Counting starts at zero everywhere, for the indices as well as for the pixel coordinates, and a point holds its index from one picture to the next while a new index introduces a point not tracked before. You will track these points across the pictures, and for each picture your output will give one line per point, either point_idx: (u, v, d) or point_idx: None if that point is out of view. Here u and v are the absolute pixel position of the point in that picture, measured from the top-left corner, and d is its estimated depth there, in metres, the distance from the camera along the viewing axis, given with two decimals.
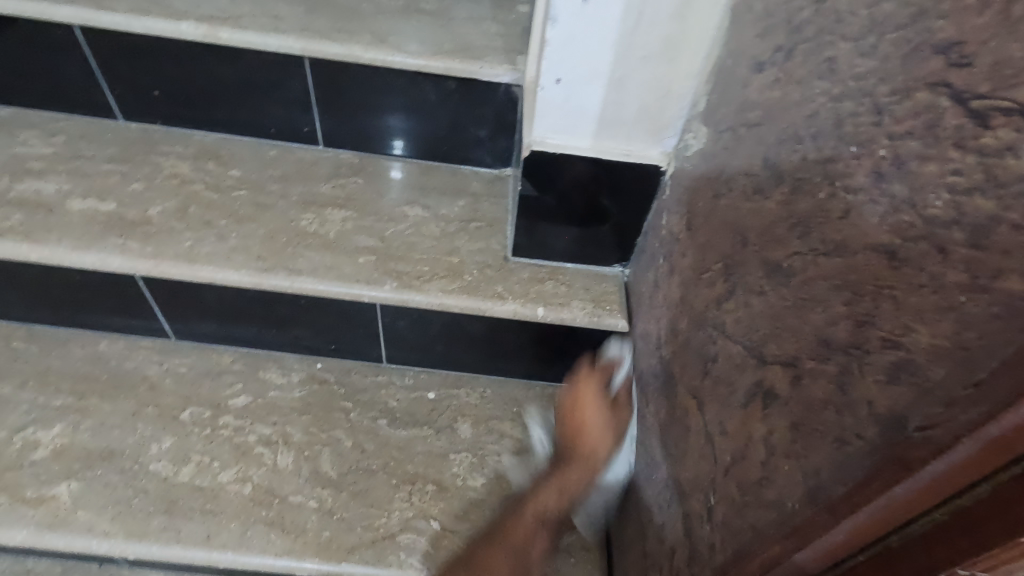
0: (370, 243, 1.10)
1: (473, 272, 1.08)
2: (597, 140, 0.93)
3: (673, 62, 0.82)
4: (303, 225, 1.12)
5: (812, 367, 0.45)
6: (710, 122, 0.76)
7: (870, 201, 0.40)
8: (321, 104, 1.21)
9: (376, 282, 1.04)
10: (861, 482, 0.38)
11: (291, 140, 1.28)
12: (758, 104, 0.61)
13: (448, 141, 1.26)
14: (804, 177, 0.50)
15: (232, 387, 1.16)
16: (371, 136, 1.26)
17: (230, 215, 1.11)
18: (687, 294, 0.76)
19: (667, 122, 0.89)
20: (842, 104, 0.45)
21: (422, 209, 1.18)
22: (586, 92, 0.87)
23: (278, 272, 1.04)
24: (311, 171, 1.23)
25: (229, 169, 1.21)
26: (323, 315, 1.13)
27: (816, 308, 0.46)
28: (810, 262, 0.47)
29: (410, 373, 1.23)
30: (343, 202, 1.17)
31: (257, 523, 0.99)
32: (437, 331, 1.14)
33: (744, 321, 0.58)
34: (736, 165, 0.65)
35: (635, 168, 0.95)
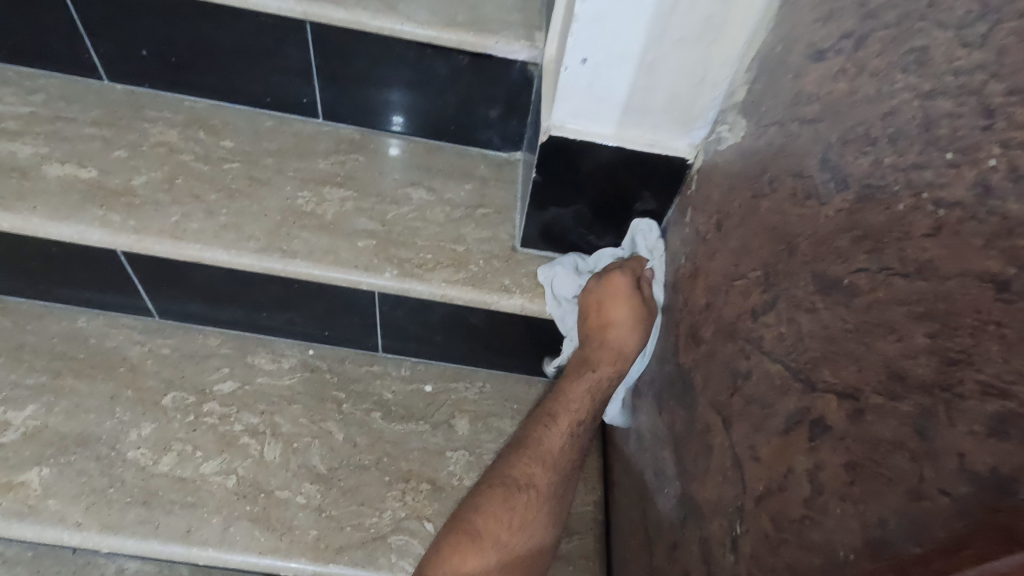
0: (371, 227, 1.03)
1: (479, 262, 1.02)
2: (622, 128, 0.86)
3: (712, 46, 0.76)
4: (300, 204, 1.04)
5: (879, 402, 0.40)
6: (751, 114, 0.69)
7: (972, 218, 0.35)
8: (323, 74, 1.13)
9: (375, 268, 0.98)
10: (945, 547, 0.33)
11: (289, 111, 1.20)
12: (815, 97, 0.55)
13: (456, 120, 1.18)
14: (876, 184, 0.44)
15: (218, 371, 1.10)
16: (375, 111, 1.18)
17: (221, 189, 1.04)
18: (715, 301, 0.70)
19: (698, 112, 0.83)
20: (934, 102, 0.39)
21: (426, 192, 1.11)
22: (614, 75, 0.80)
23: (271, 254, 0.97)
24: (309, 145, 1.16)
25: (221, 139, 1.13)
26: (317, 300, 1.06)
27: (888, 336, 0.40)
28: (882, 282, 0.41)
29: (406, 364, 1.17)
30: (342, 181, 1.10)
31: (241, 518, 0.93)
32: (438, 322, 1.08)
33: (787, 339, 0.53)
34: (783, 164, 0.59)
35: (659, 160, 0.89)
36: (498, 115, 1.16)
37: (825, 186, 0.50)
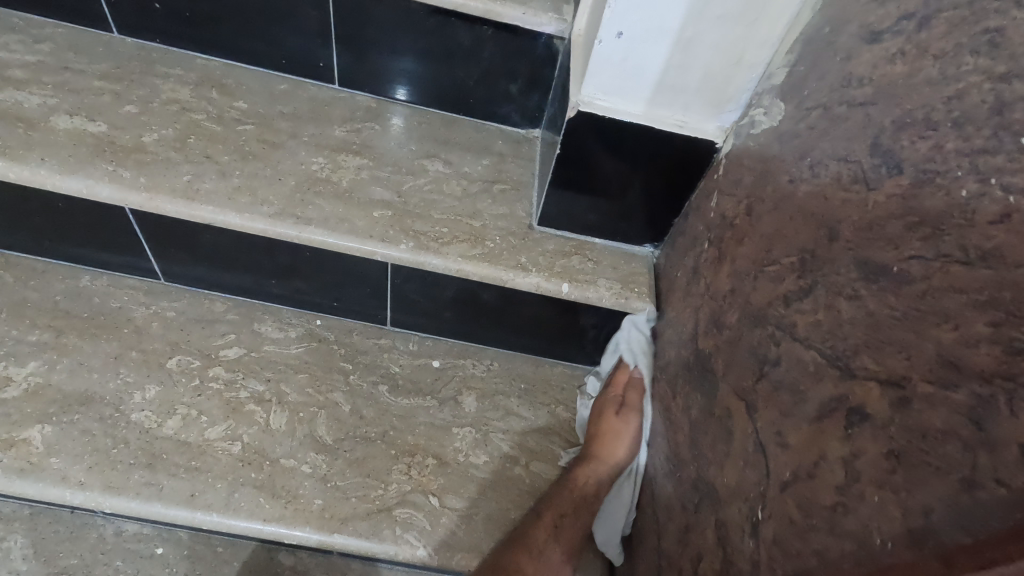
0: (386, 197, 1.01)
1: (495, 239, 1.00)
2: (651, 106, 0.84)
3: (752, 26, 0.74)
4: (315, 169, 1.02)
5: (928, 391, 0.39)
6: (791, 96, 0.68)
7: None
8: (342, 37, 1.10)
9: (391, 240, 0.96)
10: (1001, 536, 0.32)
11: (304, 75, 1.17)
12: (867, 79, 0.53)
13: (476, 92, 1.16)
14: (936, 169, 0.43)
15: (224, 337, 1.08)
16: (393, 79, 1.15)
17: (234, 151, 1.01)
18: (741, 286, 0.70)
19: (731, 94, 0.81)
20: (1008, 85, 0.38)
21: (443, 164, 1.09)
22: (649, 50, 0.78)
23: (285, 219, 0.95)
24: (324, 111, 1.13)
25: (234, 99, 1.10)
26: (329, 269, 1.05)
27: (942, 325, 0.39)
28: (938, 269, 0.40)
29: (414, 339, 1.16)
30: (358, 149, 1.08)
31: (246, 485, 0.92)
32: (450, 298, 1.07)
33: (825, 326, 0.52)
34: (825, 148, 0.58)
35: (687, 142, 0.87)
36: (519, 90, 1.14)
37: (875, 171, 0.49)
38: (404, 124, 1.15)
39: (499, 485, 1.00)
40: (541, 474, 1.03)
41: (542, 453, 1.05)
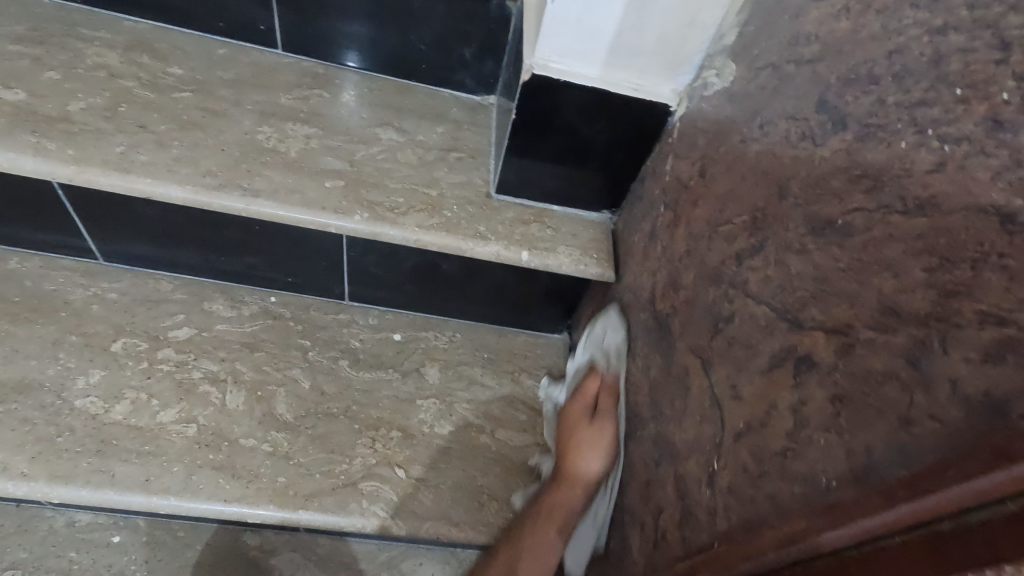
0: (338, 167, 0.98)
1: (453, 208, 0.99)
2: (607, 69, 0.84)
3: None
4: (260, 139, 0.97)
5: (870, 336, 0.41)
6: (743, 56, 0.68)
7: (981, 152, 0.35)
8: None
9: (345, 211, 0.93)
10: (935, 466, 0.35)
11: (244, 39, 1.10)
12: (814, 37, 0.54)
13: (429, 58, 1.12)
14: (878, 123, 0.44)
15: (172, 318, 1.04)
16: (340, 43, 1.10)
17: (172, 119, 0.95)
18: (697, 248, 0.71)
19: (686, 56, 0.81)
20: (946, 38, 0.39)
21: (397, 133, 1.06)
22: (602, 10, 0.77)
23: (231, 191, 0.90)
24: (268, 77, 1.07)
25: (168, 64, 1.03)
26: (281, 243, 1.01)
27: (883, 273, 0.41)
28: (879, 220, 0.42)
29: (375, 313, 1.14)
30: (306, 117, 1.03)
31: (204, 467, 0.90)
32: (409, 269, 1.05)
33: (775, 281, 0.53)
34: (776, 107, 0.58)
35: (642, 105, 0.86)
36: (473, 55, 1.11)
37: (821, 127, 0.50)
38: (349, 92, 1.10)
39: (465, 454, 1.01)
40: (505, 440, 1.04)
41: (507, 421, 1.06)
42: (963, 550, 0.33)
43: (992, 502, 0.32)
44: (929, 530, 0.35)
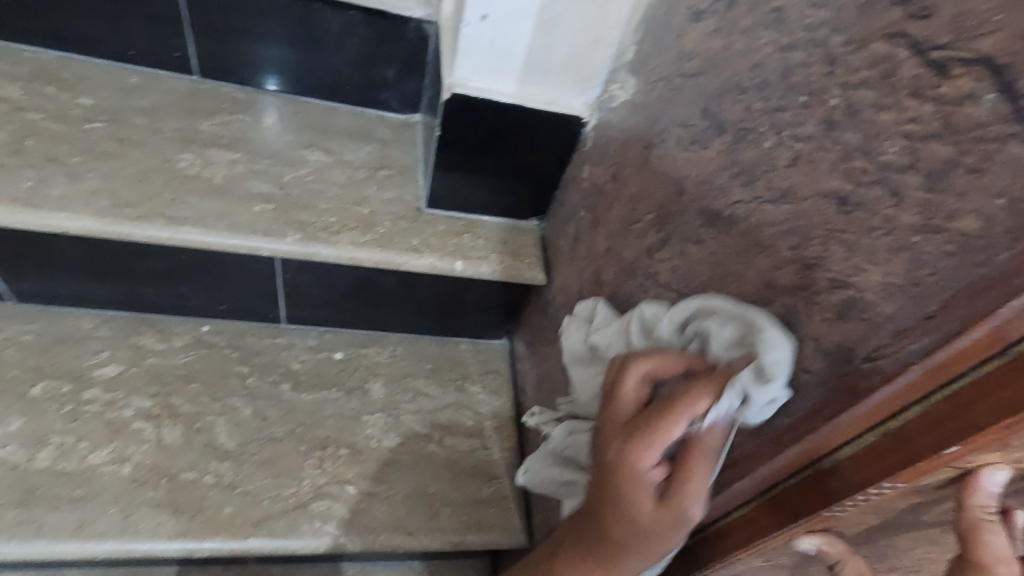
0: (266, 190, 0.98)
1: (386, 224, 1.01)
2: (522, 86, 0.89)
3: (602, 8, 0.81)
4: (182, 166, 0.96)
5: (756, 309, 0.48)
6: (640, 72, 0.75)
7: (821, 148, 0.42)
8: (197, 24, 1.03)
9: (276, 234, 0.93)
10: (809, 411, 0.41)
11: (158, 66, 1.08)
12: (696, 53, 0.61)
13: (351, 80, 1.14)
14: (748, 127, 0.51)
15: (97, 356, 1.00)
16: (260, 67, 1.11)
17: (85, 151, 0.93)
18: (616, 246, 0.77)
19: (593, 71, 0.88)
20: (791, 54, 0.46)
21: (324, 154, 1.07)
22: (513, 32, 0.83)
23: (154, 221, 0.89)
24: (186, 104, 1.06)
25: (77, 95, 1.00)
26: (211, 270, 0.99)
27: (761, 254, 0.48)
28: (755, 210, 0.49)
29: (314, 334, 1.14)
30: (229, 142, 1.03)
31: (142, 506, 0.87)
32: (346, 287, 1.06)
33: (680, 270, 0.60)
34: (670, 115, 0.65)
35: (558, 118, 0.93)
36: (395, 75, 1.14)
37: (706, 132, 0.57)
38: (269, 117, 1.10)
39: (415, 464, 1.03)
40: (454, 447, 1.06)
41: (454, 428, 1.09)
42: (844, 480, 0.40)
43: (856, 436, 0.39)
44: (820, 467, 0.42)
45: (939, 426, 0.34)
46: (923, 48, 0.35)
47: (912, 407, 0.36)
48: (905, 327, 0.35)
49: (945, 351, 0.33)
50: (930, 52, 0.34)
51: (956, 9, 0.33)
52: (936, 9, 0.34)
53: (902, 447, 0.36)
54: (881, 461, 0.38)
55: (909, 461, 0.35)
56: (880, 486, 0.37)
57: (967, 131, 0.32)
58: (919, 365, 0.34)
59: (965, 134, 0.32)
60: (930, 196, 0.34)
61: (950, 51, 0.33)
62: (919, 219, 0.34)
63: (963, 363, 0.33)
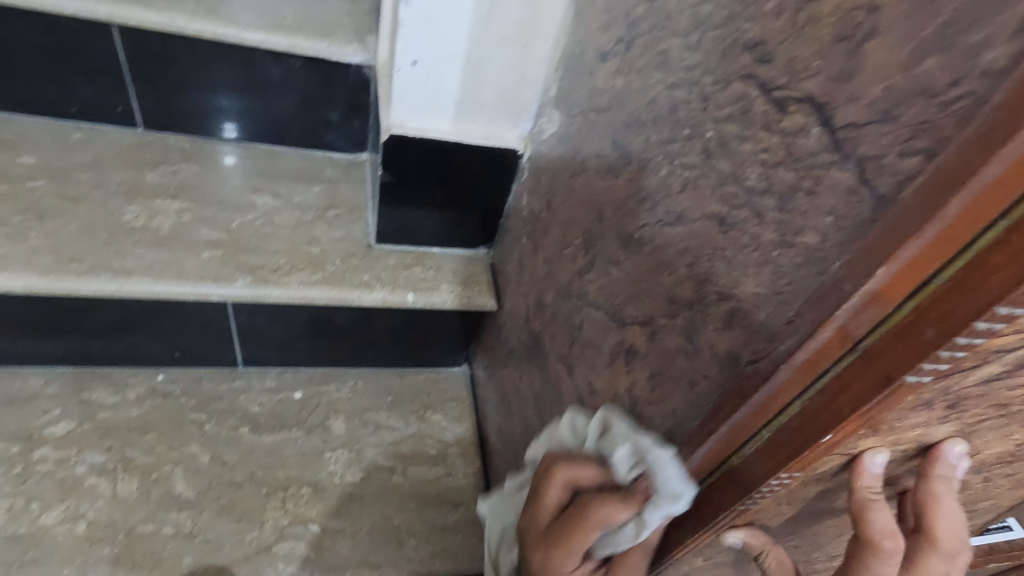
0: (214, 237, 1.00)
1: (336, 262, 1.03)
2: (458, 123, 0.94)
3: (526, 48, 0.86)
4: (128, 219, 0.97)
5: (665, 322, 0.52)
6: (563, 107, 0.81)
7: (702, 176, 0.47)
8: (138, 80, 1.05)
9: (225, 279, 0.95)
10: (710, 413, 0.46)
11: (100, 121, 1.10)
12: (605, 90, 0.67)
13: (297, 124, 1.17)
14: (648, 157, 0.56)
15: (47, 414, 0.99)
16: (205, 117, 1.13)
17: (26, 209, 0.93)
18: (552, 269, 0.81)
19: (523, 106, 0.93)
20: (676, 92, 0.52)
21: (272, 197, 1.10)
22: (443, 74, 0.87)
23: (100, 274, 0.89)
24: (130, 157, 1.07)
25: (17, 154, 1.01)
26: (162, 319, 1.00)
27: (665, 271, 0.52)
28: (658, 231, 0.53)
29: (272, 375, 1.15)
30: (176, 192, 1.04)
31: (98, 563, 0.86)
32: (301, 326, 1.08)
33: (605, 289, 0.64)
34: (589, 147, 0.70)
35: (495, 151, 0.98)
36: (339, 117, 1.17)
37: (617, 162, 0.62)
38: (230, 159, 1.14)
39: (379, 497, 1.03)
40: (418, 476, 1.08)
41: (417, 457, 1.10)
42: (749, 473, 0.44)
43: (753, 435, 0.43)
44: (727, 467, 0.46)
45: (815, 419, 0.38)
46: (768, 88, 0.40)
47: (792, 404, 0.40)
48: (775, 330, 0.40)
49: (807, 350, 0.37)
50: (773, 92, 0.39)
51: (789, 55, 0.38)
52: (775, 55, 0.40)
53: (790, 441, 0.40)
54: (776, 456, 0.41)
55: (796, 452, 0.39)
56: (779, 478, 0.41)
57: (803, 160, 0.37)
58: (787, 364, 0.39)
59: (802, 162, 0.37)
60: (783, 215, 0.38)
61: (787, 91, 0.38)
62: (776, 236, 0.39)
63: (822, 360, 0.37)
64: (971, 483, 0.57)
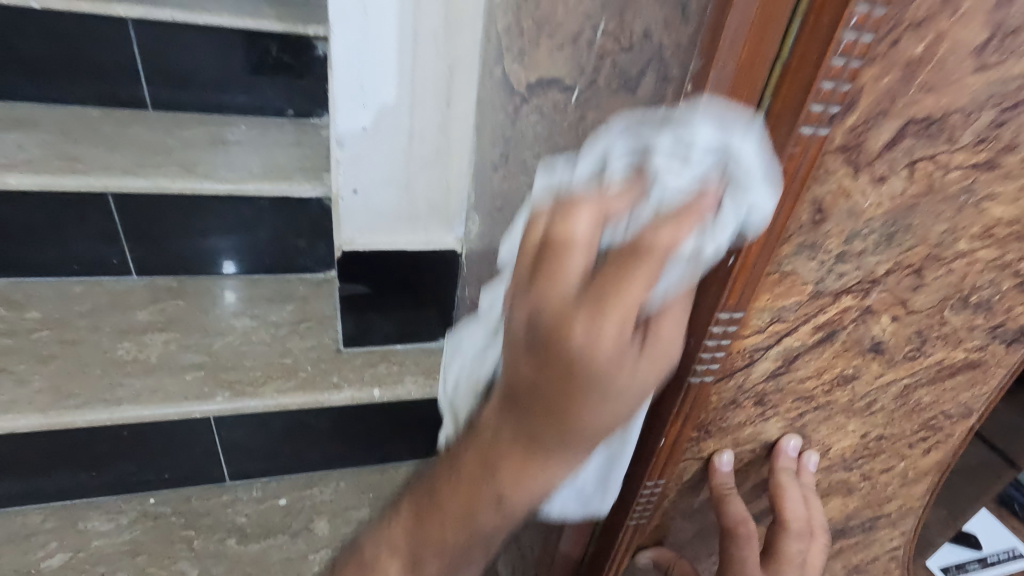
0: (197, 360, 1.12)
1: (307, 368, 1.15)
2: (400, 234, 1.09)
3: (447, 167, 1.04)
4: (120, 354, 1.10)
5: None
6: (479, 211, 0.96)
7: None
8: (130, 236, 1.22)
9: (206, 396, 1.05)
10: None
11: (98, 274, 1.26)
12: (499, 195, 0.82)
13: (271, 253, 1.33)
14: None
15: (45, 547, 1.05)
16: (190, 259, 1.29)
17: (31, 357, 1.06)
18: None
19: (454, 212, 1.09)
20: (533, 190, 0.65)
21: (250, 319, 1.23)
22: (381, 196, 1.04)
23: (94, 407, 1.00)
24: (124, 301, 1.22)
25: (26, 311, 1.15)
26: (150, 443, 1.09)
27: None
28: None
29: (257, 485, 1.22)
30: (164, 325, 1.18)
31: None
32: (281, 433, 1.16)
33: None
34: (496, 240, 0.84)
35: (436, 253, 1.12)
36: (307, 242, 1.33)
37: None
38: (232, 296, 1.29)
39: None
40: None
41: None
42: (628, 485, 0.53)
43: None
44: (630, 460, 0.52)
45: (654, 424, 0.48)
46: None
47: None
48: None
49: None
50: None
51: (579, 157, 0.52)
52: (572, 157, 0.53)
53: (644, 445, 0.50)
54: (641, 462, 0.51)
55: (652, 453, 0.49)
56: (645, 478, 0.51)
57: None
58: None
59: None
60: None
61: None
62: None
63: None
64: (853, 481, 0.64)
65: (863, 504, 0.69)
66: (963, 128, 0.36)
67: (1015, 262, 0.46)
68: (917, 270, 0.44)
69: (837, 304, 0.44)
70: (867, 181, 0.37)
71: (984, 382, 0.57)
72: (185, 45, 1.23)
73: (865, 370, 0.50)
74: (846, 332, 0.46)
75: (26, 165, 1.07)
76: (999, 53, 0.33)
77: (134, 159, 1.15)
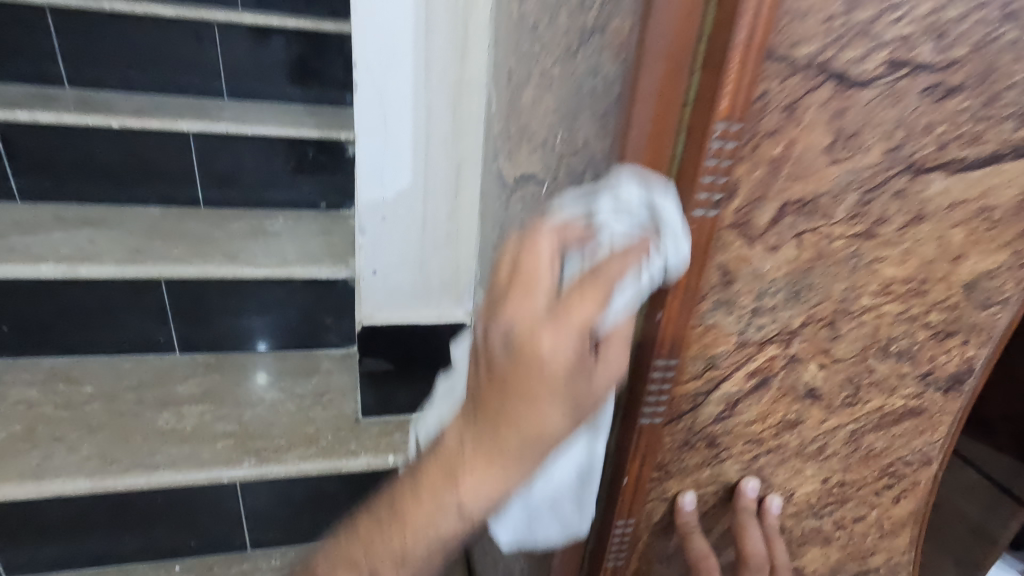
0: (228, 429, 1.21)
1: (328, 436, 1.23)
2: (416, 310, 1.21)
3: (456, 248, 1.16)
4: (160, 423, 1.20)
5: None
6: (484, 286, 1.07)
7: None
8: (176, 316, 1.36)
9: (234, 462, 1.14)
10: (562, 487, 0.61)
11: (145, 351, 1.39)
12: None
13: (300, 330, 1.45)
14: None
15: None
16: (227, 336, 1.42)
17: (82, 427, 1.17)
18: None
19: (464, 289, 1.21)
20: None
21: (278, 391, 1.33)
22: (398, 276, 1.17)
23: (134, 472, 1.09)
24: (166, 375, 1.34)
25: (81, 386, 1.28)
26: (181, 509, 1.17)
27: None
28: None
29: (276, 554, 1.26)
30: (200, 397, 1.29)
31: None
32: (300, 501, 1.23)
33: None
34: None
35: (448, 326, 1.22)
36: (334, 320, 1.46)
37: None
38: (262, 372, 1.39)
39: None
40: None
41: None
42: (603, 525, 0.59)
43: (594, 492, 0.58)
44: (602, 502, 0.58)
45: (617, 465, 0.55)
46: None
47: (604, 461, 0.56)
48: None
49: None
50: None
51: None
52: None
53: (612, 485, 0.56)
54: (610, 502, 0.57)
55: (619, 492, 0.55)
56: (615, 518, 0.57)
57: None
58: None
59: None
60: None
61: None
62: None
63: None
64: (827, 530, 0.67)
65: (846, 556, 0.71)
66: (834, 207, 0.45)
67: (921, 314, 0.53)
68: (830, 323, 0.51)
69: (763, 352, 0.51)
70: (762, 250, 0.46)
71: (934, 429, 0.62)
72: (236, 151, 1.42)
73: (807, 415, 0.57)
74: (778, 378, 0.53)
75: (95, 257, 1.24)
76: (846, 151, 0.43)
77: (186, 249, 1.32)
